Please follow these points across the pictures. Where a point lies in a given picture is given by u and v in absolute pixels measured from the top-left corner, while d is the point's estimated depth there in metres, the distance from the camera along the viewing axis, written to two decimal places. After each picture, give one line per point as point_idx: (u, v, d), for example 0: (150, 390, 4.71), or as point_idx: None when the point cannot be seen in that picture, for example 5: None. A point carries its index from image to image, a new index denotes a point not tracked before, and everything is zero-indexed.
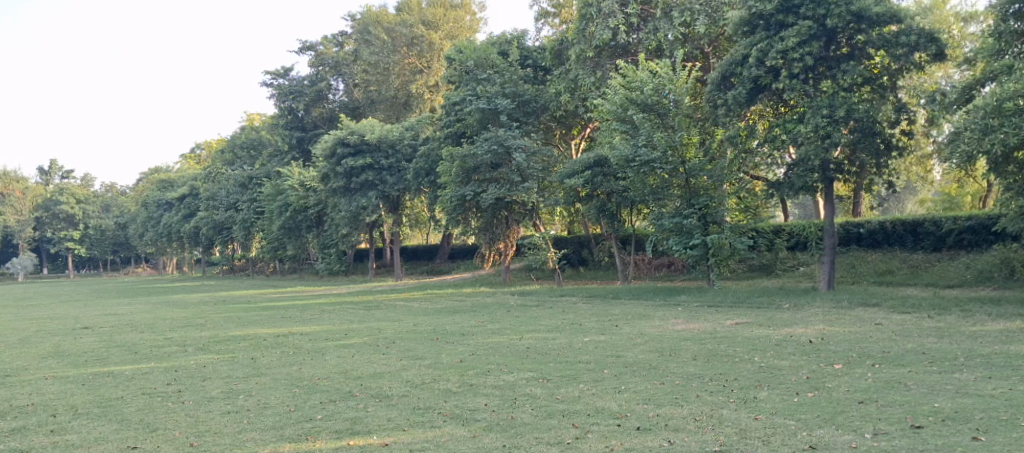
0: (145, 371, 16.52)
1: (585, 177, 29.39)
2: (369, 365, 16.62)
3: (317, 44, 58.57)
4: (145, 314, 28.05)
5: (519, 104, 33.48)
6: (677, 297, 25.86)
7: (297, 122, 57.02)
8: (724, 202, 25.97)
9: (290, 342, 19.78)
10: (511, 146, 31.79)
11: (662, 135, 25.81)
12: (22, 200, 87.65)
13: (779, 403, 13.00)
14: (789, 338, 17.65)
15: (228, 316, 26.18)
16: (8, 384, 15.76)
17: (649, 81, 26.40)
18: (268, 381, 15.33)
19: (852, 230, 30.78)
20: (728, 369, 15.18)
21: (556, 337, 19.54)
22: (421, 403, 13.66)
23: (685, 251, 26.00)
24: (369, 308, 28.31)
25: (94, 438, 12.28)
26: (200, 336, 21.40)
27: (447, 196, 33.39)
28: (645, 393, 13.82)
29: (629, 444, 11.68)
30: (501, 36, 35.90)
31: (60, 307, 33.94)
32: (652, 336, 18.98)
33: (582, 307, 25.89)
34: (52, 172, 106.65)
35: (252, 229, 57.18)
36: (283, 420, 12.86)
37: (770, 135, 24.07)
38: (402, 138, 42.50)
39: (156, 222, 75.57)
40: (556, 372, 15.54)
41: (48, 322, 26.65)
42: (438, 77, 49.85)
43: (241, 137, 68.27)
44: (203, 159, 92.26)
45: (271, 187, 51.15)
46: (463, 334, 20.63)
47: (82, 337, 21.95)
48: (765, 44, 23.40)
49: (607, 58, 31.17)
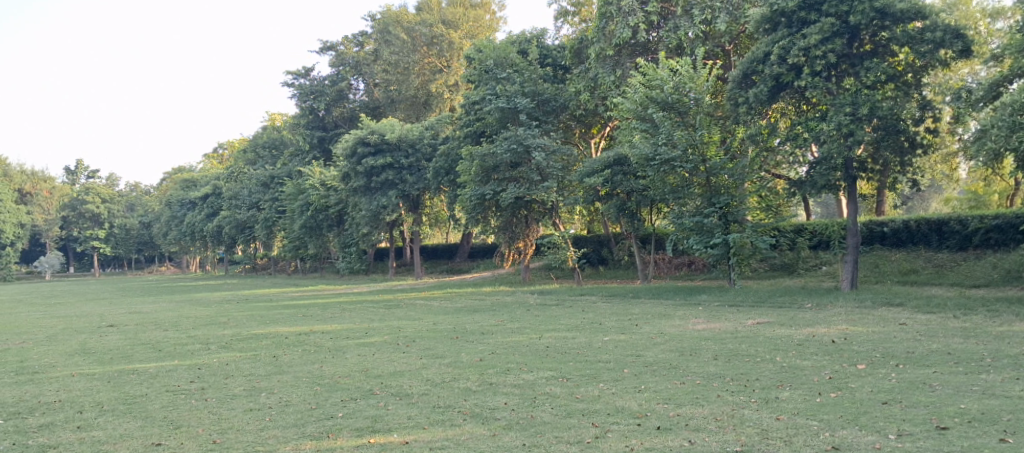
0: (169, 368, 16.64)
1: (605, 176, 29.30)
2: (390, 364, 16.66)
3: (338, 44, 58.84)
4: (168, 313, 28.25)
5: (539, 103, 33.43)
6: (697, 296, 25.74)
7: (318, 121, 57.31)
8: (746, 201, 25.82)
9: (311, 341, 19.85)
10: (530, 145, 31.81)
11: (682, 134, 25.67)
12: (48, 199, 88.99)
13: (802, 404, 12.92)
14: (812, 338, 17.51)
15: (250, 315, 26.32)
16: (35, 381, 15.93)
17: (668, 80, 26.28)
18: (290, 379, 15.41)
19: (876, 229, 30.54)
20: (749, 369, 15.08)
21: (576, 336, 19.49)
22: (441, 402, 13.67)
23: (706, 250, 25.90)
24: (389, 307, 28.37)
25: (119, 435, 12.38)
26: (223, 334, 21.54)
27: (467, 195, 33.44)
28: (665, 393, 13.76)
29: (649, 444, 11.63)
30: (521, 35, 35.90)
31: (86, 305, 34.25)
32: (672, 336, 18.90)
33: (602, 306, 25.83)
34: (78, 172, 107.79)
35: (273, 228, 57.50)
36: (304, 418, 12.91)
37: (792, 133, 23.94)
38: (422, 137, 42.53)
39: (179, 222, 76.13)
40: (575, 371, 15.49)
41: (74, 320, 26.94)
42: (458, 76, 49.90)
43: (263, 136, 68.71)
44: (225, 158, 92.94)
45: (292, 187, 51.46)
46: (482, 333, 20.60)
47: (108, 335, 22.18)
48: (787, 42, 23.26)
49: (627, 57, 31.03)
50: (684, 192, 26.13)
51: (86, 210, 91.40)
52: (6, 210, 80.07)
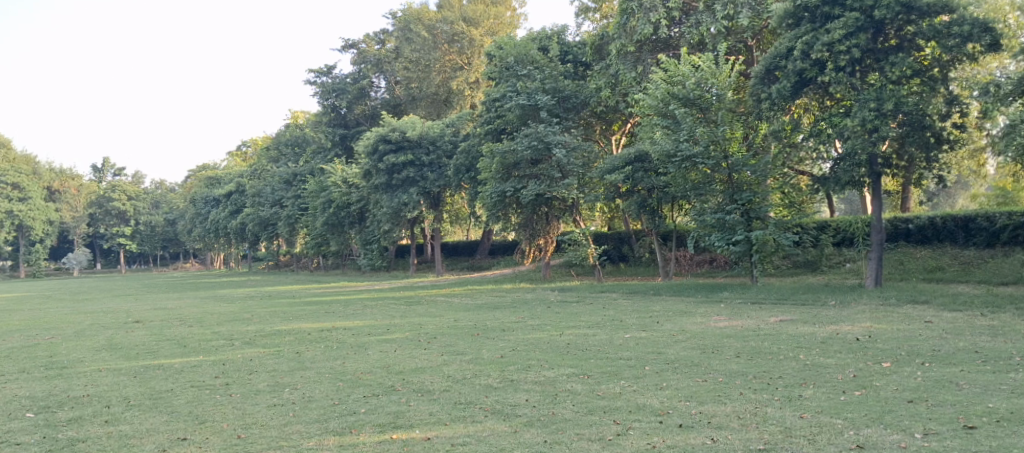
0: (194, 364, 16.78)
1: (626, 172, 29.23)
2: (411, 360, 16.72)
3: (360, 42, 59.02)
4: (193, 309, 28.43)
5: (559, 99, 33.41)
6: (719, 294, 25.63)
7: (340, 119, 57.66)
8: (769, 197, 25.67)
9: (333, 337, 19.94)
10: (551, 142, 31.78)
11: (704, 130, 25.59)
12: (77, 197, 89.57)
13: (825, 402, 12.84)
14: (836, 336, 17.37)
15: (273, 311, 26.46)
16: (64, 376, 16.12)
17: (690, 76, 26.22)
18: (313, 375, 15.49)
19: (901, 226, 30.27)
20: (772, 367, 15.00)
21: (597, 333, 19.45)
22: (462, 398, 13.69)
23: (727, 247, 25.78)
24: (410, 303, 28.42)
25: (146, 429, 12.50)
26: (247, 330, 21.72)
27: (488, 192, 33.47)
28: (687, 391, 13.72)
29: (671, 441, 11.59)
30: (542, 32, 35.90)
31: (112, 301, 34.57)
32: (694, 333, 18.81)
33: (623, 303, 25.77)
34: (104, 170, 108.75)
35: (296, 226, 57.81)
36: (327, 414, 12.97)
37: (816, 129, 23.78)
38: (443, 134, 42.63)
39: (203, 219, 76.75)
40: (596, 368, 15.47)
41: (101, 316, 27.19)
42: (478, 73, 49.90)
43: (286, 134, 69.10)
44: (249, 156, 93.51)
45: (314, 184, 51.71)
46: (503, 330, 20.64)
47: (134, 331, 22.39)
48: (810, 37, 23.10)
49: (648, 53, 30.96)
50: (705, 188, 26.07)
51: (112, 207, 92.12)
52: (34, 207, 81.41)
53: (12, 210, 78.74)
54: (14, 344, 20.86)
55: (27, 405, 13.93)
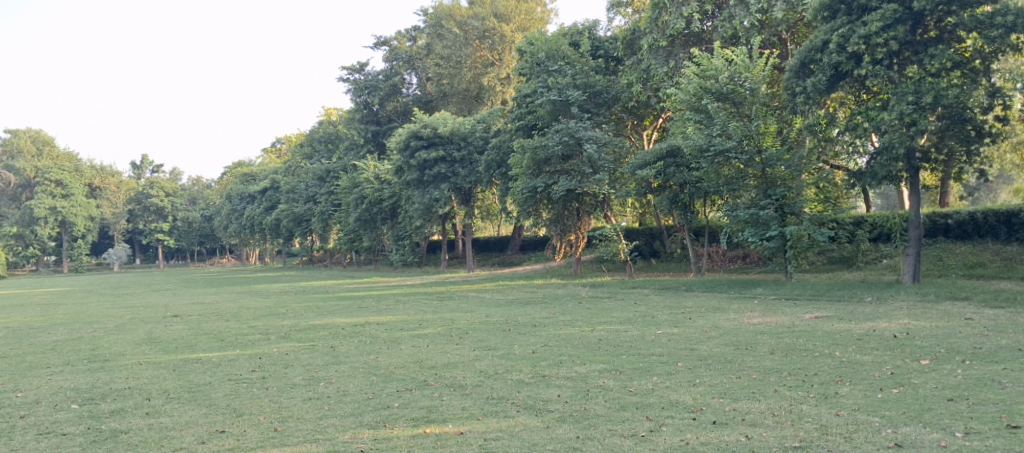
0: (231, 358, 16.94)
1: (658, 167, 29.09)
2: (443, 355, 16.77)
3: (391, 39, 59.24)
4: (229, 304, 28.72)
5: (590, 95, 33.29)
6: (752, 290, 25.44)
7: (372, 116, 57.88)
8: (803, 192, 25.40)
9: (366, 332, 20.05)
10: (582, 138, 31.66)
11: (737, 125, 25.37)
12: (116, 193, 91.30)
13: (862, 399, 12.69)
14: (872, 333, 17.14)
15: (308, 306, 26.64)
16: (106, 368, 16.37)
17: (723, 69, 25.95)
18: (347, 369, 15.60)
19: (939, 221, 29.94)
20: (807, 364, 14.84)
21: (628, 329, 19.35)
22: (495, 394, 13.71)
23: (761, 243, 25.54)
24: (442, 299, 28.56)
25: (185, 421, 12.65)
26: (281, 325, 21.90)
27: (519, 188, 33.51)
28: (721, 387, 13.64)
29: (705, 438, 11.54)
30: (573, 27, 35.85)
31: (151, 296, 35.06)
32: (727, 330, 18.65)
33: (654, 299, 25.68)
34: (143, 167, 109.89)
35: (329, 221, 58.22)
36: (361, 408, 13.05)
37: (852, 123, 23.53)
38: (474, 130, 42.64)
39: (238, 215, 77.56)
40: (628, 364, 15.40)
41: (141, 311, 27.50)
42: (510, 69, 49.83)
43: (319, 131, 69.58)
44: (283, 153, 94.30)
45: (347, 180, 52.08)
46: (534, 326, 20.63)
47: (173, 325, 22.67)
48: (847, 29, 22.85)
49: (681, 47, 30.73)
50: (738, 183, 25.91)
51: (151, 203, 92.75)
52: (75, 203, 83.14)
53: (55, 207, 80.63)
54: (57, 337, 21.24)
55: (70, 397, 14.16)
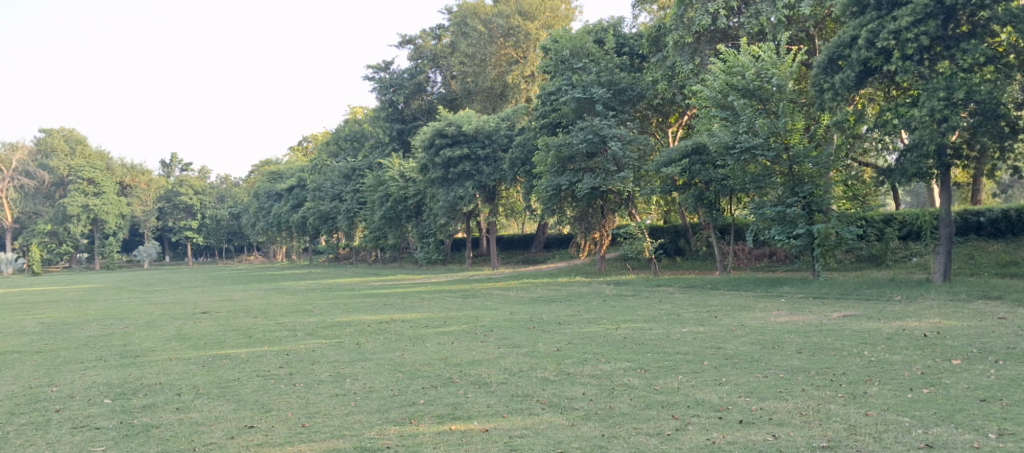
0: (259, 354, 17.05)
1: (683, 165, 28.93)
2: (468, 353, 16.80)
3: (416, 37, 59.40)
4: (257, 300, 28.94)
5: (615, 92, 33.15)
6: (780, 288, 25.22)
7: (397, 114, 58.09)
8: (831, 189, 25.18)
9: (392, 329, 20.12)
10: (606, 135, 31.54)
11: (764, 122, 25.15)
12: (147, 192, 92.48)
13: (892, 399, 12.55)
14: (902, 332, 16.95)
15: (335, 303, 26.81)
16: (137, 364, 16.54)
17: (750, 66, 25.78)
18: (373, 366, 15.64)
19: (971, 219, 29.57)
20: (836, 363, 14.69)
21: (654, 327, 19.26)
22: (520, 391, 13.70)
23: (788, 240, 25.32)
24: (467, 296, 28.61)
25: (214, 417, 12.75)
26: (308, 322, 22.03)
27: (543, 185, 33.46)
28: (748, 386, 13.53)
29: (731, 437, 11.48)
30: (598, 25, 35.75)
31: (181, 293, 35.41)
32: (753, 328, 18.52)
33: (680, 297, 25.56)
34: (173, 165, 110.83)
35: (355, 219, 58.45)
36: (387, 405, 13.08)
37: (881, 119, 23.28)
38: (498, 128, 42.60)
39: (266, 213, 78.08)
40: (653, 363, 15.33)
41: (171, 307, 27.76)
42: (535, 67, 49.88)
43: (345, 130, 69.91)
44: (310, 151, 94.77)
45: (373, 178, 52.29)
46: (559, 323, 20.60)
47: (202, 322, 22.86)
48: (876, 25, 22.63)
49: (706, 44, 30.44)
50: (765, 180, 25.66)
51: (180, 201, 93.54)
52: (107, 201, 84.11)
53: (87, 205, 81.66)
54: (90, 332, 21.50)
55: (103, 392, 14.32)
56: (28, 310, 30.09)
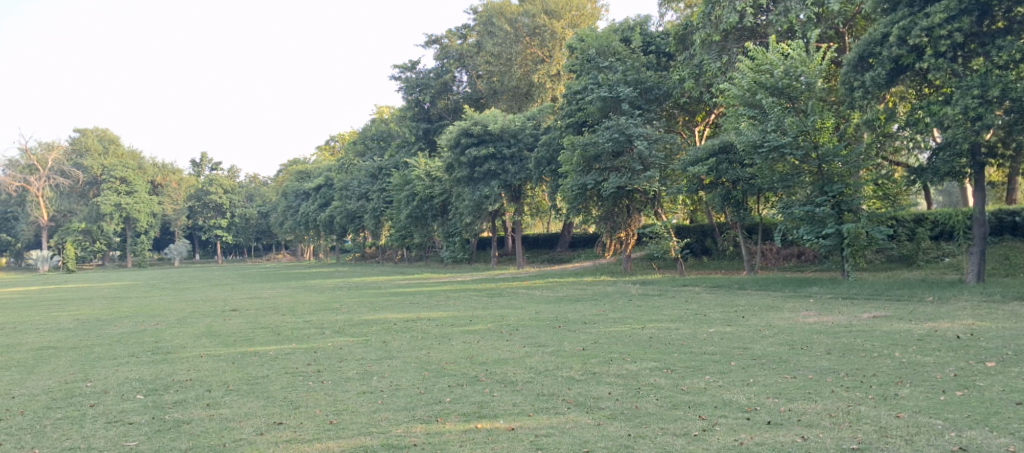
0: (287, 352, 17.13)
1: (710, 164, 28.74)
2: (494, 351, 16.77)
3: (442, 37, 59.51)
4: (286, 298, 29.12)
5: (641, 91, 33.00)
6: (809, 288, 24.98)
7: (424, 114, 58.23)
8: (861, 189, 24.88)
9: (418, 328, 20.17)
10: (632, 134, 31.40)
11: (793, 120, 24.90)
12: (177, 191, 93.73)
13: (924, 401, 12.37)
14: (934, 333, 16.72)
15: (362, 302, 26.91)
16: (168, 360, 16.69)
17: (779, 64, 25.57)
18: (399, 364, 15.68)
19: (1006, 219, 29.17)
20: (865, 364, 14.51)
21: (680, 327, 19.14)
22: (546, 390, 13.67)
23: (817, 240, 25.09)
24: (493, 295, 28.61)
25: (244, 413, 12.82)
26: (335, 320, 22.13)
27: (569, 185, 33.36)
28: (776, 387, 13.41)
29: (759, 438, 11.37)
30: (624, 23, 35.58)
31: (211, 290, 35.73)
32: (781, 329, 18.37)
33: (707, 297, 25.44)
34: (203, 165, 111.75)
35: (381, 218, 58.66)
36: (413, 402, 13.09)
37: (912, 118, 23.00)
38: (524, 127, 42.52)
39: (295, 212, 78.55)
40: (680, 363, 15.23)
41: (202, 305, 28.03)
42: (560, 66, 49.84)
43: (372, 129, 70.22)
44: (337, 151, 95.28)
45: (399, 177, 52.46)
46: (584, 323, 20.55)
47: (232, 319, 23.05)
48: (908, 22, 22.37)
49: (734, 42, 30.26)
50: (794, 180, 25.40)
51: (210, 200, 94.33)
52: (139, 200, 85.10)
53: (120, 203, 82.70)
54: (123, 329, 21.74)
55: (135, 388, 14.45)
56: (63, 306, 30.54)
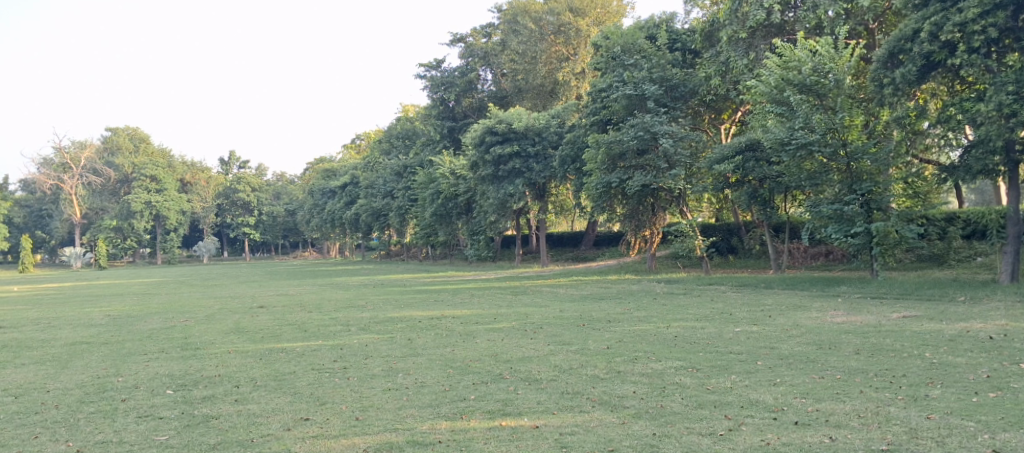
0: (313, 348, 17.17)
1: (736, 162, 28.51)
2: (519, 349, 16.71)
3: (467, 35, 59.47)
4: (313, 295, 29.26)
5: (667, 88, 32.81)
6: (836, 288, 24.70)
7: (448, 112, 58.41)
8: (890, 188, 24.49)
9: (443, 325, 20.13)
10: (658, 132, 31.19)
11: (821, 117, 24.62)
12: (206, 188, 94.34)
13: (956, 403, 12.16)
14: (966, 334, 16.45)
15: (387, 299, 26.99)
16: (198, 356, 16.79)
17: (807, 61, 25.30)
18: (424, 361, 15.65)
19: None
20: (895, 364, 14.31)
21: (706, 326, 18.99)
22: (570, 388, 13.58)
23: (845, 239, 24.77)
24: (517, 293, 28.57)
25: (272, 409, 12.84)
26: (361, 317, 22.17)
27: (593, 183, 33.19)
28: (804, 387, 13.24)
29: (787, 438, 11.21)
30: (650, 20, 35.32)
31: (239, 287, 35.97)
32: (809, 328, 18.16)
33: (733, 296, 25.23)
34: (230, 163, 112.58)
35: (406, 216, 58.76)
36: (438, 399, 13.06)
37: (943, 115, 22.69)
38: (549, 125, 42.41)
39: (321, 210, 78.93)
40: (706, 362, 15.09)
41: (230, 301, 28.24)
42: (585, 63, 49.67)
43: (397, 127, 70.47)
44: (363, 149, 95.70)
45: (424, 175, 52.51)
46: (609, 321, 20.44)
47: (259, 315, 23.16)
48: (940, 17, 22.05)
49: (761, 38, 29.98)
50: (822, 178, 25.10)
51: (237, 198, 95.06)
52: (168, 198, 86.01)
53: (150, 201, 83.61)
54: (153, 325, 21.92)
55: (165, 383, 14.53)
56: (96, 302, 30.90)
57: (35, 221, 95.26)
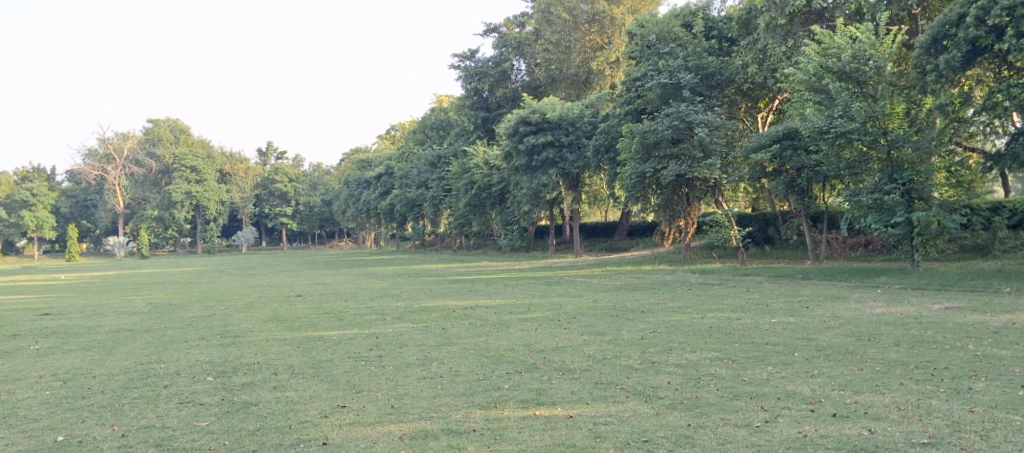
0: (349, 337, 17.22)
1: (773, 150, 28.14)
2: (552, 339, 16.63)
3: (501, 25, 59.25)
4: (349, 284, 29.41)
5: (703, 77, 32.39)
6: (875, 278, 24.27)
7: (482, 102, 58.33)
8: (932, 176, 23.90)
9: (476, 315, 20.10)
10: (692, 121, 30.80)
11: (861, 105, 24.15)
12: (244, 179, 95.85)
13: (1000, 396, 11.85)
14: (1011, 326, 16.03)
15: (423, 288, 27.07)
16: (237, 344, 16.89)
17: (847, 47, 24.80)
18: (458, 350, 15.62)
19: None
20: (937, 357, 14.00)
21: (742, 317, 18.75)
22: (604, 378, 13.45)
23: (886, 229, 24.21)
24: (551, 283, 28.47)
25: (309, 395, 12.89)
26: (396, 306, 22.19)
27: (628, 172, 32.92)
28: (842, 379, 12.99)
29: (824, 431, 11.01)
30: (685, 8, 34.87)
31: (277, 276, 36.29)
32: (848, 320, 17.85)
33: (769, 286, 24.91)
34: (268, 153, 113.51)
35: (440, 206, 58.84)
36: (472, 388, 13.02)
37: (990, 102, 22.28)
38: (582, 115, 42.11)
39: (356, 200, 79.33)
40: (741, 353, 14.90)
41: (268, 290, 28.51)
42: (620, 52, 49.36)
43: (432, 118, 70.58)
44: (397, 139, 95.85)
45: (458, 165, 52.51)
46: (644, 311, 20.26)
47: (296, 304, 23.34)
48: (986, 1, 21.57)
49: (800, 25, 29.60)
50: (861, 167, 24.66)
51: (275, 188, 96.22)
52: (208, 189, 86.99)
53: (190, 192, 84.62)
54: (192, 313, 22.17)
55: (206, 370, 14.65)
56: (139, 291, 31.41)
57: (80, 210, 96.64)
